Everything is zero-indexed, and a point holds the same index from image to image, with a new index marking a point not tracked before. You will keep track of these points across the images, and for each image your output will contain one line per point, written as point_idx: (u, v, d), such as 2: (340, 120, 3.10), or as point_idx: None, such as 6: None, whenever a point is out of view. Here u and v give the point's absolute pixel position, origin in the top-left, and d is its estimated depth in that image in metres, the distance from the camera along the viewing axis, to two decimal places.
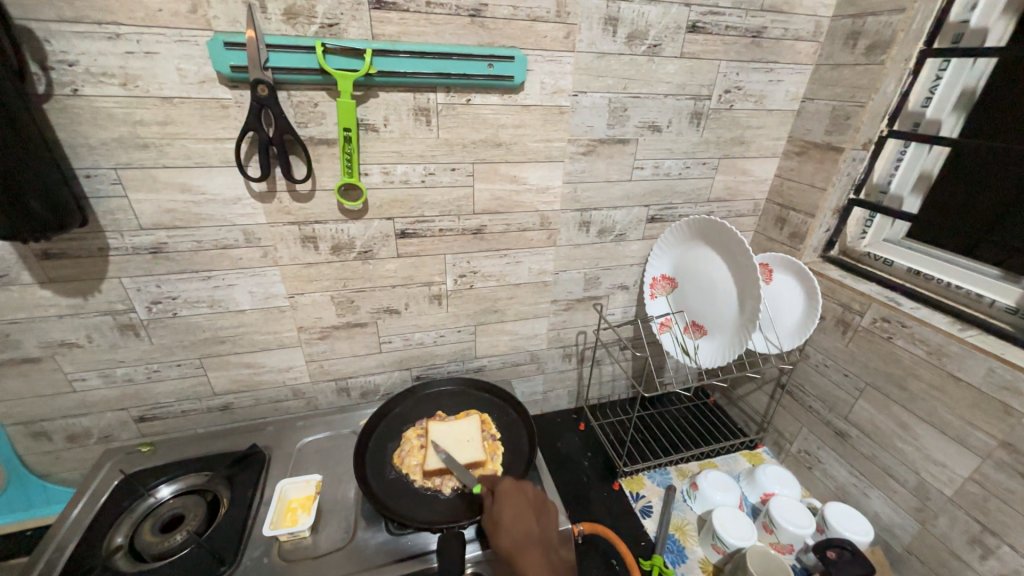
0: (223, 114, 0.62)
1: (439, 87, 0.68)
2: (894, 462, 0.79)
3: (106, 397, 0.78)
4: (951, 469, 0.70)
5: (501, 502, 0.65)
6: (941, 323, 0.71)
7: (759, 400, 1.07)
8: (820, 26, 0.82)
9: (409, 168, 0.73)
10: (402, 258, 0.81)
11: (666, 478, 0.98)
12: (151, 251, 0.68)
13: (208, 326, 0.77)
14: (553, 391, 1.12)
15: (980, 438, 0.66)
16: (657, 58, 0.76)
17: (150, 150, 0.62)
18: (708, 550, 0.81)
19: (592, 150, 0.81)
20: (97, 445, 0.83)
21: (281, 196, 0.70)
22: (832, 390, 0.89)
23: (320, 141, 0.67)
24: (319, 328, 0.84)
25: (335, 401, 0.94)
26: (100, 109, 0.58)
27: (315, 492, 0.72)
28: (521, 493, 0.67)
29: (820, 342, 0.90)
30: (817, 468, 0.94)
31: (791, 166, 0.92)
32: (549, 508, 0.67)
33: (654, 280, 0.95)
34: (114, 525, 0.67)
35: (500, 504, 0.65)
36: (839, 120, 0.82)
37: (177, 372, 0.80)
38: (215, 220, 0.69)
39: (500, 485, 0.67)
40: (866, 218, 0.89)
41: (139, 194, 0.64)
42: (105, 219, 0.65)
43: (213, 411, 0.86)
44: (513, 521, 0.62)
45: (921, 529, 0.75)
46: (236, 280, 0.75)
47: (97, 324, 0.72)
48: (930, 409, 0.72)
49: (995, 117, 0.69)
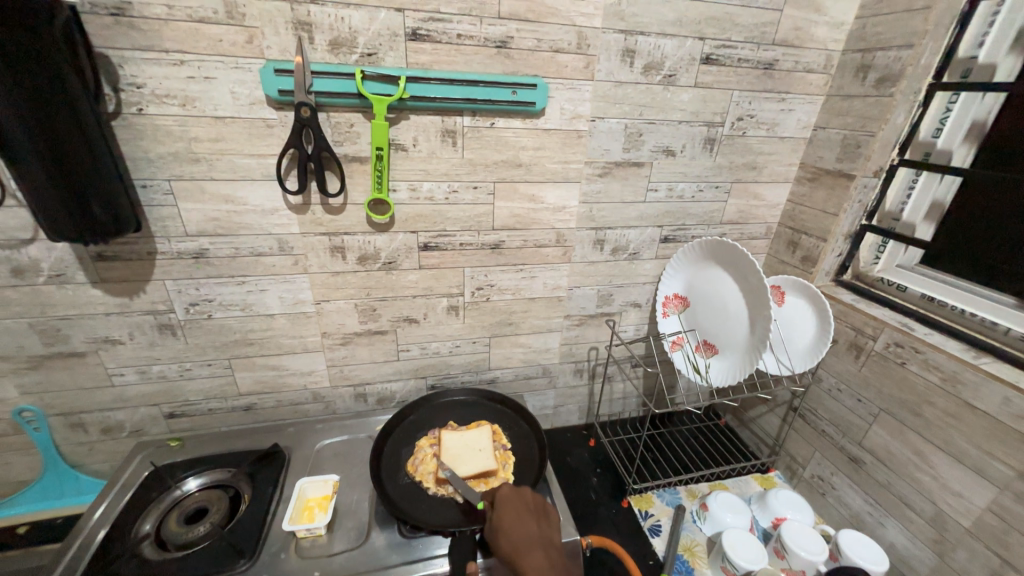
0: (268, 132, 0.67)
1: (465, 111, 0.73)
2: (910, 491, 0.78)
3: (141, 392, 0.83)
4: (968, 499, 0.69)
5: (499, 509, 0.65)
6: (956, 350, 0.71)
7: (771, 423, 1.06)
8: (831, 59, 0.85)
9: (434, 186, 0.78)
10: (424, 270, 0.85)
11: (675, 498, 0.97)
12: (193, 257, 0.74)
13: (239, 328, 0.82)
14: (564, 405, 1.13)
15: (996, 467, 0.65)
16: (672, 87, 0.80)
17: (201, 164, 0.67)
18: (717, 573, 0.81)
19: (608, 172, 0.85)
20: (127, 438, 0.87)
21: (315, 209, 0.75)
22: (845, 415, 0.88)
23: (353, 158, 0.72)
24: (342, 334, 0.87)
25: (352, 406, 0.97)
26: (161, 126, 0.64)
27: (332, 492, 0.75)
28: (520, 497, 0.67)
29: (833, 365, 0.90)
30: (831, 495, 0.93)
31: (803, 192, 0.94)
32: (547, 513, 0.67)
33: (666, 298, 0.96)
34: (142, 513, 0.70)
35: (499, 510, 0.65)
36: (850, 148, 0.84)
37: (208, 371, 0.84)
38: (254, 229, 0.74)
39: (498, 492, 0.68)
40: (878, 244, 0.90)
41: (187, 204, 0.70)
42: (155, 225, 0.70)
43: (237, 411, 0.90)
44: (512, 524, 0.63)
45: (939, 561, 0.74)
46: (268, 286, 0.79)
47: (139, 322, 0.77)
48: (946, 437, 0.71)
49: (1007, 149, 0.71)
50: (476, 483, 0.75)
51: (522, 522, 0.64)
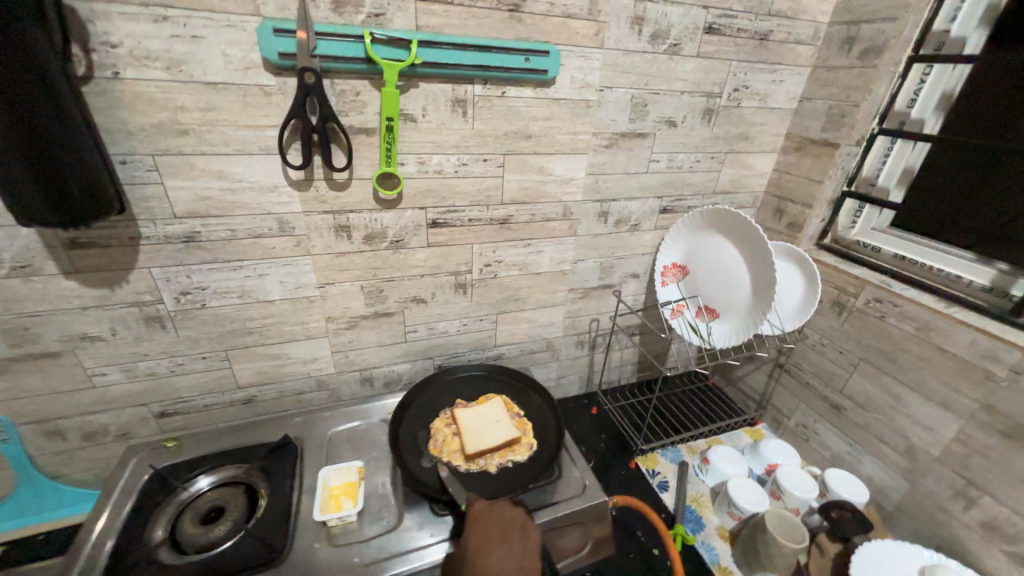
0: (265, 101, 0.61)
1: (476, 79, 0.70)
2: (885, 429, 0.87)
3: (127, 392, 0.76)
4: (937, 431, 0.78)
5: (472, 529, 0.61)
6: (929, 301, 0.79)
7: (758, 379, 1.15)
8: (818, 31, 0.89)
9: (444, 159, 0.75)
10: (432, 248, 0.83)
11: (677, 455, 1.03)
12: (183, 241, 0.67)
13: (236, 317, 0.76)
14: (566, 377, 1.15)
15: (962, 402, 0.74)
16: (676, 56, 0.81)
17: (189, 137, 0.61)
18: (723, 518, 0.87)
19: (614, 143, 0.85)
20: (114, 443, 0.80)
21: (318, 185, 0.70)
22: (828, 367, 0.96)
23: (359, 130, 0.68)
24: (347, 318, 0.84)
25: (358, 391, 0.94)
26: (141, 93, 0.57)
27: (357, 478, 0.74)
28: (494, 515, 0.62)
29: (817, 323, 0.97)
30: (814, 440, 1.02)
31: (789, 161, 0.99)
32: (526, 529, 0.61)
33: (665, 268, 1.01)
34: (152, 518, 0.66)
35: (472, 530, 0.61)
36: (835, 118, 0.89)
37: (203, 365, 0.78)
38: (252, 208, 0.68)
39: (472, 508, 0.63)
40: (855, 209, 0.97)
41: (175, 182, 0.63)
42: (138, 206, 0.63)
43: (236, 405, 0.85)
44: (483, 548, 0.58)
45: (911, 487, 0.83)
46: (267, 270, 0.74)
47: (122, 315, 0.70)
48: (919, 379, 0.80)
49: (975, 116, 0.77)
50: (504, 452, 0.76)
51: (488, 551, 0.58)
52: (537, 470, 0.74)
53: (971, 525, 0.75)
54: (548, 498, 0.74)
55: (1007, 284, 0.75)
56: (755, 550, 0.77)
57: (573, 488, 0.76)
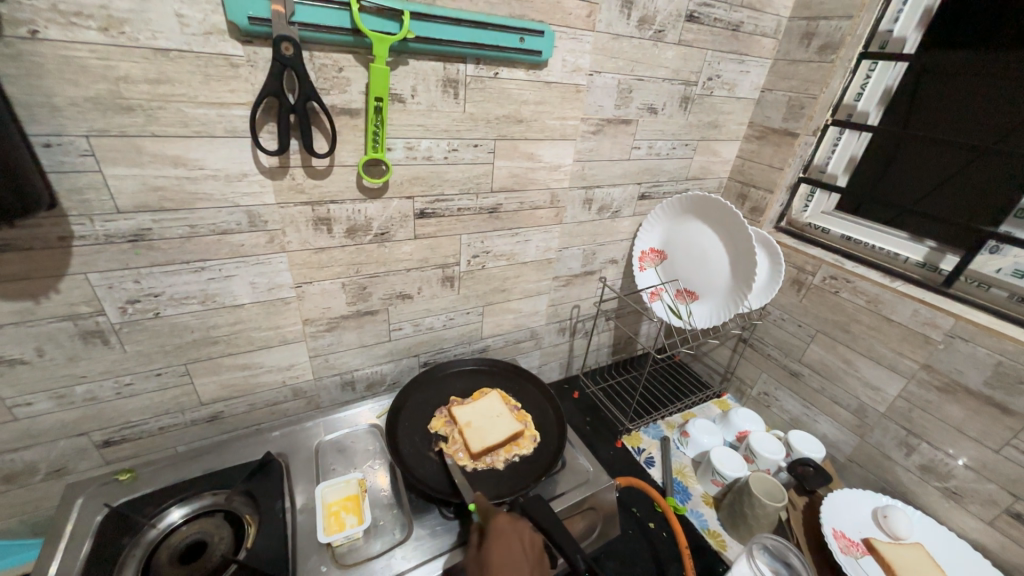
0: (232, 74, 0.53)
1: (469, 58, 0.65)
2: (838, 392, 0.97)
3: (59, 423, 0.64)
4: (883, 390, 0.89)
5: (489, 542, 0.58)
6: (876, 277, 0.89)
7: (723, 354, 1.23)
8: (780, 24, 0.94)
9: (433, 144, 0.69)
10: (419, 240, 0.77)
11: (658, 430, 1.09)
12: (130, 240, 0.57)
13: (198, 326, 0.66)
14: (547, 364, 1.15)
15: (905, 363, 0.85)
16: (660, 43, 0.81)
17: (136, 115, 0.51)
18: (707, 486, 0.93)
19: (600, 129, 0.84)
20: (45, 482, 0.68)
21: (295, 172, 0.62)
22: (788, 339, 1.06)
23: (342, 111, 0.61)
24: (327, 319, 0.76)
25: (338, 397, 0.87)
26: (69, 58, 0.46)
27: (358, 490, 0.69)
28: (514, 533, 0.59)
29: (779, 300, 1.06)
30: (774, 406, 1.12)
31: (751, 149, 1.05)
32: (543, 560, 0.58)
33: (643, 253, 1.04)
34: (117, 563, 0.57)
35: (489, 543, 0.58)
36: (795, 109, 0.95)
37: (156, 383, 0.68)
38: (215, 200, 0.59)
39: (491, 520, 0.61)
40: (808, 194, 1.04)
41: (117, 169, 0.52)
42: (70, 200, 0.52)
43: (199, 424, 0.75)
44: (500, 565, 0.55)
45: (860, 440, 0.95)
46: (235, 271, 0.65)
47: (52, 332, 0.58)
48: (869, 346, 0.90)
49: (902, 111, 0.87)
50: (508, 447, 0.75)
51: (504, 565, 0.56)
52: (545, 461, 0.74)
53: (912, 467, 0.87)
54: (555, 488, 0.75)
55: (936, 259, 0.85)
56: (741, 512, 0.83)
57: (579, 475, 0.77)
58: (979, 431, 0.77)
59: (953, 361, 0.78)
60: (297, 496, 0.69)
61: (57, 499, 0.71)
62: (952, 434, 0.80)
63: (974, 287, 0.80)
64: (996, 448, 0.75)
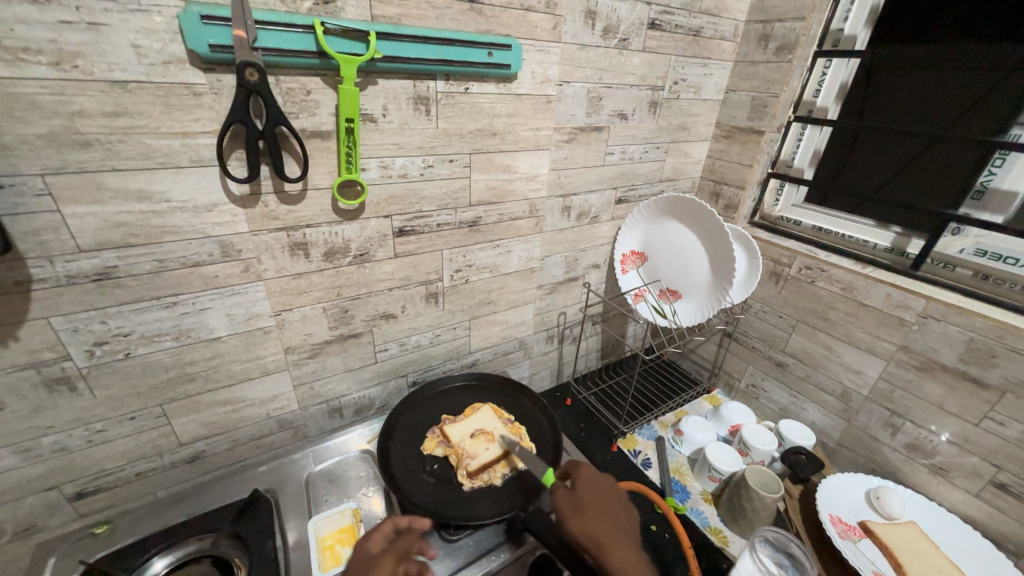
0: (194, 102, 0.51)
1: (438, 75, 0.65)
2: (823, 378, 1.00)
3: (27, 478, 0.60)
4: (865, 373, 0.92)
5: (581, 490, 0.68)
6: (848, 264, 0.92)
7: (709, 349, 1.25)
8: (737, 28, 0.97)
9: (408, 161, 0.69)
10: (399, 258, 0.76)
11: (652, 431, 1.09)
12: (95, 279, 0.54)
13: (174, 364, 0.64)
14: (538, 373, 1.14)
15: (884, 346, 0.87)
16: (625, 51, 0.83)
17: (94, 150, 0.49)
18: (705, 483, 0.94)
19: (574, 137, 0.85)
20: (11, 543, 0.64)
21: (266, 199, 0.60)
22: (771, 331, 1.08)
23: (313, 134, 0.60)
24: (309, 346, 0.74)
25: (326, 424, 0.84)
26: (19, 95, 0.44)
27: (354, 522, 0.67)
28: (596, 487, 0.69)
29: (758, 293, 1.08)
30: (763, 396, 1.14)
31: (720, 148, 1.08)
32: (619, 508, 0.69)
33: (625, 256, 1.06)
34: None
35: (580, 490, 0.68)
36: (758, 108, 0.98)
37: (131, 427, 0.65)
38: (184, 232, 0.57)
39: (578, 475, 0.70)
40: (778, 188, 1.08)
41: (76, 208, 0.50)
42: (26, 242, 0.49)
43: (179, 466, 0.72)
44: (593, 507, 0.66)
45: (847, 424, 0.97)
46: (210, 303, 0.63)
47: (12, 383, 0.54)
48: (847, 331, 0.93)
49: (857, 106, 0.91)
50: (505, 462, 0.74)
51: (614, 527, 0.65)
52: None
53: (899, 447, 0.89)
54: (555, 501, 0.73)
55: (902, 244, 0.88)
56: (741, 506, 0.83)
57: None
58: (958, 407, 0.79)
59: (927, 341, 0.81)
60: (289, 532, 0.67)
61: (26, 560, 0.67)
62: (934, 411, 0.83)
63: (941, 268, 0.83)
64: (975, 421, 0.78)
